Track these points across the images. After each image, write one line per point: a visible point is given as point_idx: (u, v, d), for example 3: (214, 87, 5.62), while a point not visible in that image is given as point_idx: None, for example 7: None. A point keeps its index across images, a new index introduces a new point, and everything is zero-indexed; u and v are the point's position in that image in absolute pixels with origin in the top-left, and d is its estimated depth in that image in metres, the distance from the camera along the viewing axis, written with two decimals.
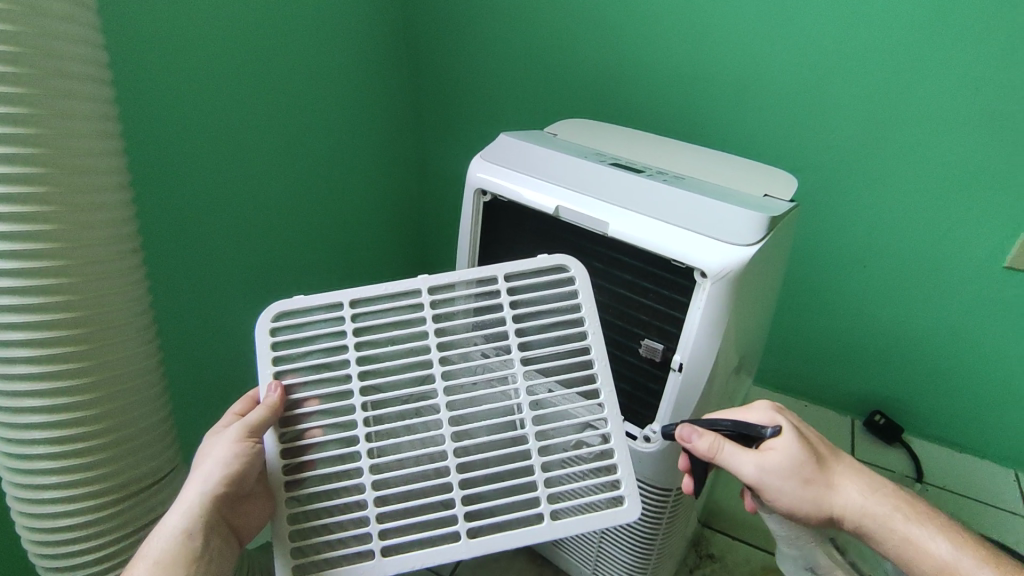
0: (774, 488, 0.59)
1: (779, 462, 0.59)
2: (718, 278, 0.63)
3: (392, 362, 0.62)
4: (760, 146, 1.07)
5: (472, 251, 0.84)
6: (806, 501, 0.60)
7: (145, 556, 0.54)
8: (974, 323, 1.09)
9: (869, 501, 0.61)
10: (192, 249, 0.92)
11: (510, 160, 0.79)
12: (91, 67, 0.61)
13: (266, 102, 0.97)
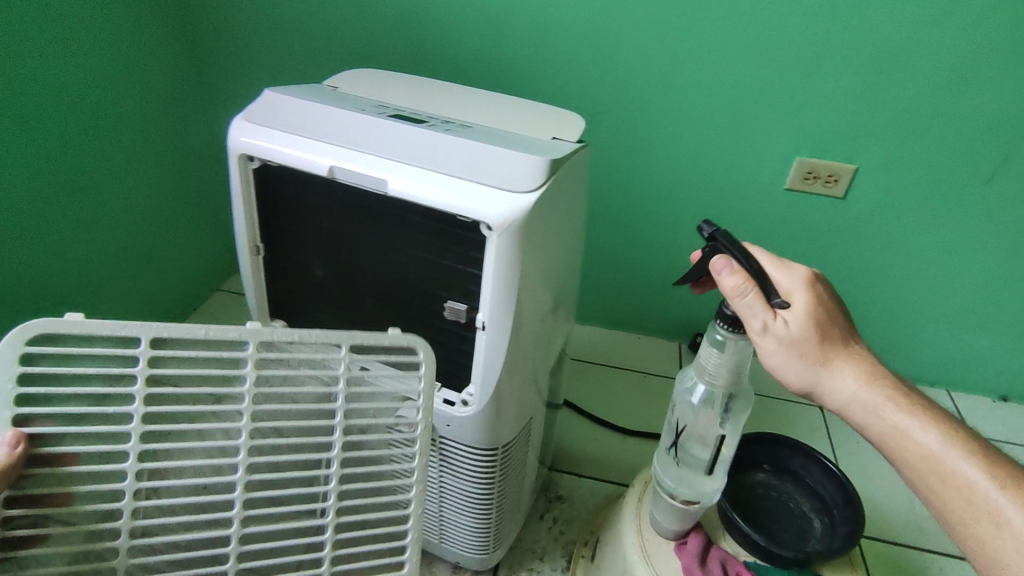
0: (768, 346, 0.61)
1: (784, 327, 0.60)
2: (503, 230, 0.60)
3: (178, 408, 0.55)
4: (565, 83, 1.11)
5: (252, 228, 0.75)
6: (802, 373, 0.60)
7: None
8: (764, 241, 1.23)
9: (856, 396, 0.60)
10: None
11: (276, 119, 0.69)
12: None
13: None
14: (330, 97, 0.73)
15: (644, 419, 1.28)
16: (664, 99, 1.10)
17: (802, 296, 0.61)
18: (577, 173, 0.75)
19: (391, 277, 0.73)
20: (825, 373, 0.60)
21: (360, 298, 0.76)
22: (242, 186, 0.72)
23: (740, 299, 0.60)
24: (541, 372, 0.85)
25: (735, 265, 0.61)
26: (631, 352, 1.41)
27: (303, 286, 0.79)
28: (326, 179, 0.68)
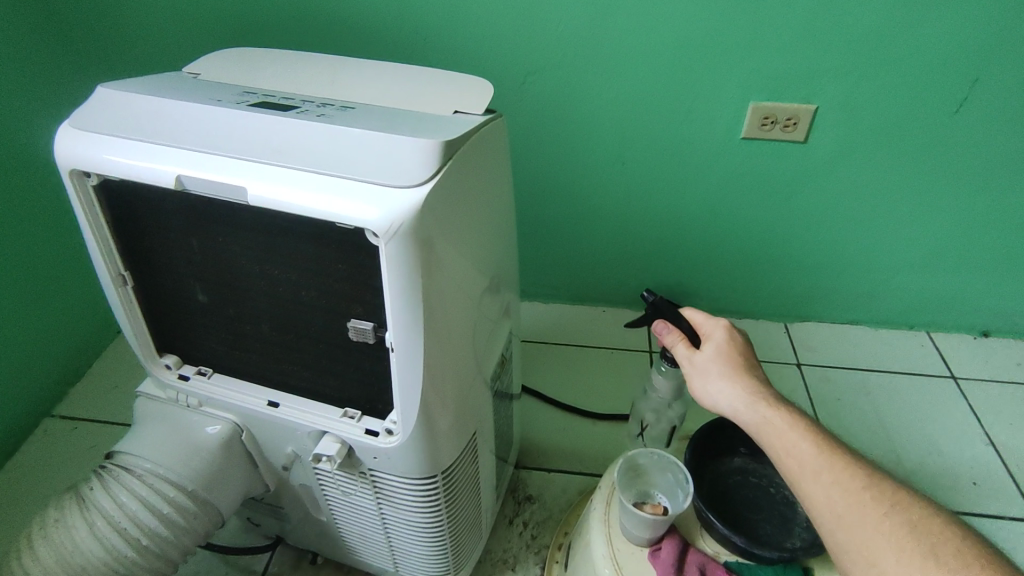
0: (691, 378, 0.65)
1: (699, 358, 0.64)
2: (390, 237, 0.48)
3: None
4: (488, 45, 0.98)
5: (111, 256, 0.63)
6: (707, 392, 0.63)
7: None
8: (724, 195, 1.14)
9: (739, 399, 0.60)
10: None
11: (110, 123, 0.56)
12: None
13: None
14: (182, 88, 0.60)
15: (616, 400, 1.19)
16: (599, 52, 0.97)
17: (715, 331, 0.66)
18: (492, 151, 0.63)
19: (284, 297, 0.61)
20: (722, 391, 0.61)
21: (254, 324, 0.65)
22: (86, 209, 0.59)
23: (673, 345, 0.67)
24: (482, 378, 0.75)
25: (673, 327, 0.68)
26: (597, 327, 1.31)
27: (189, 315, 0.67)
28: (182, 192, 0.56)
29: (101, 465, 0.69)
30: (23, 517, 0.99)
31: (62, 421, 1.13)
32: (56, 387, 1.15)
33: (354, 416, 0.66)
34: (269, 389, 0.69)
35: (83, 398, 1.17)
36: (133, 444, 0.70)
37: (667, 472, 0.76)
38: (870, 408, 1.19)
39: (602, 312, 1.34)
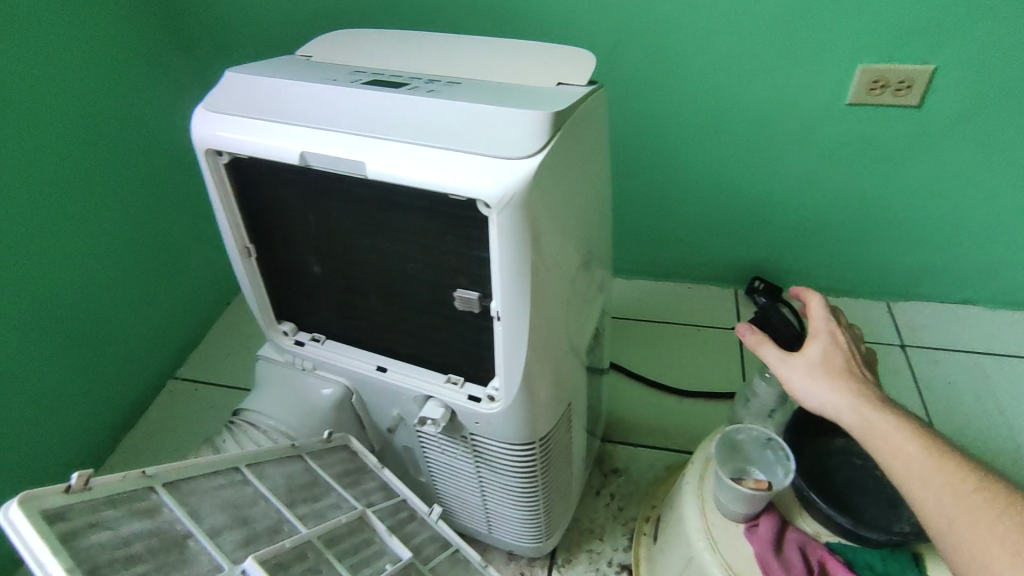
0: (788, 379, 0.61)
1: (801, 360, 0.61)
2: (502, 208, 0.50)
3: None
4: (576, 17, 0.98)
5: (239, 229, 0.68)
6: (813, 395, 0.60)
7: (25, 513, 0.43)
8: (822, 166, 1.08)
9: (848, 404, 0.57)
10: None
11: (239, 104, 0.60)
12: None
13: None
14: (300, 70, 0.64)
15: (704, 378, 1.17)
16: (695, 17, 0.94)
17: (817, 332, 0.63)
18: (594, 122, 0.63)
19: (393, 268, 0.64)
20: (831, 395, 0.58)
21: (365, 293, 0.68)
22: (218, 185, 0.64)
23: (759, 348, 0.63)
24: (578, 349, 0.75)
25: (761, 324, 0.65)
26: (681, 305, 1.29)
27: (305, 285, 0.72)
28: (303, 167, 0.60)
29: (231, 420, 0.77)
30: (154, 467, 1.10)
31: (184, 382, 1.24)
32: (178, 352, 1.26)
33: (457, 382, 0.69)
34: (378, 355, 0.73)
35: (200, 362, 1.28)
36: (259, 404, 0.76)
37: (765, 449, 0.75)
38: (984, 393, 1.11)
39: (687, 289, 1.32)
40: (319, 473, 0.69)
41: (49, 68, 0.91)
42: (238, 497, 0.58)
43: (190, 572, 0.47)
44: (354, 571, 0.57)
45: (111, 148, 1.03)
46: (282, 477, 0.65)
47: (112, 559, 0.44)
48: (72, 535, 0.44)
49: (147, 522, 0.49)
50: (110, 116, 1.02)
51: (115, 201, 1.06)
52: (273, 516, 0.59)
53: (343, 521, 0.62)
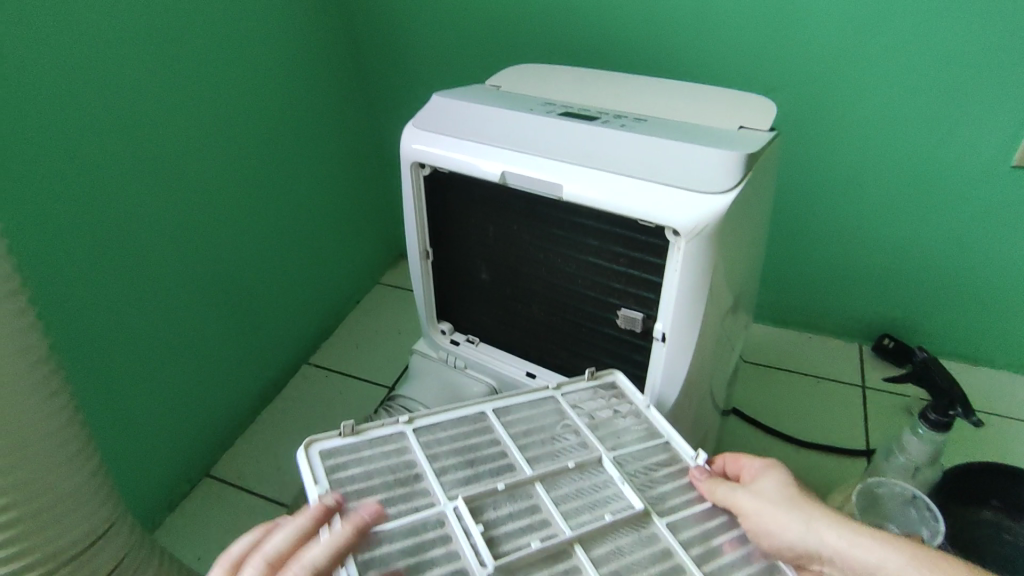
0: (762, 519, 0.50)
1: (776, 496, 0.51)
2: (691, 237, 0.54)
3: (494, 522, 0.51)
4: (735, 66, 1.00)
5: (423, 234, 0.76)
6: (804, 533, 0.48)
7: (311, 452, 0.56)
8: (977, 228, 1.04)
9: (840, 536, 0.47)
10: (126, 259, 0.88)
11: (448, 125, 0.69)
12: None
13: (204, 93, 0.94)
14: (498, 98, 0.72)
15: (825, 429, 1.13)
16: (861, 69, 0.95)
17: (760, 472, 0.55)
18: (767, 165, 0.66)
19: (560, 282, 0.70)
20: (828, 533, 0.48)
21: (527, 302, 0.74)
22: (414, 192, 0.72)
23: (715, 491, 0.53)
24: (718, 380, 0.77)
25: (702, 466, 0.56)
26: (803, 354, 1.26)
27: (471, 290, 0.79)
28: (496, 184, 0.67)
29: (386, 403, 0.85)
30: (288, 441, 1.19)
31: (316, 368, 1.34)
32: (313, 339, 1.37)
33: None
34: (527, 362, 0.78)
35: (331, 352, 1.38)
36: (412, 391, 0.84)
37: (908, 508, 0.72)
38: None
39: (808, 339, 1.29)
40: (569, 416, 0.63)
41: (261, 80, 1.05)
42: (472, 440, 0.59)
43: (410, 506, 0.51)
44: (568, 515, 0.52)
45: (293, 152, 1.16)
46: (526, 421, 0.62)
47: (359, 488, 0.53)
48: (336, 470, 0.54)
49: (388, 461, 0.56)
50: (296, 123, 1.16)
51: (289, 198, 1.18)
52: (502, 457, 0.57)
53: (569, 465, 0.56)
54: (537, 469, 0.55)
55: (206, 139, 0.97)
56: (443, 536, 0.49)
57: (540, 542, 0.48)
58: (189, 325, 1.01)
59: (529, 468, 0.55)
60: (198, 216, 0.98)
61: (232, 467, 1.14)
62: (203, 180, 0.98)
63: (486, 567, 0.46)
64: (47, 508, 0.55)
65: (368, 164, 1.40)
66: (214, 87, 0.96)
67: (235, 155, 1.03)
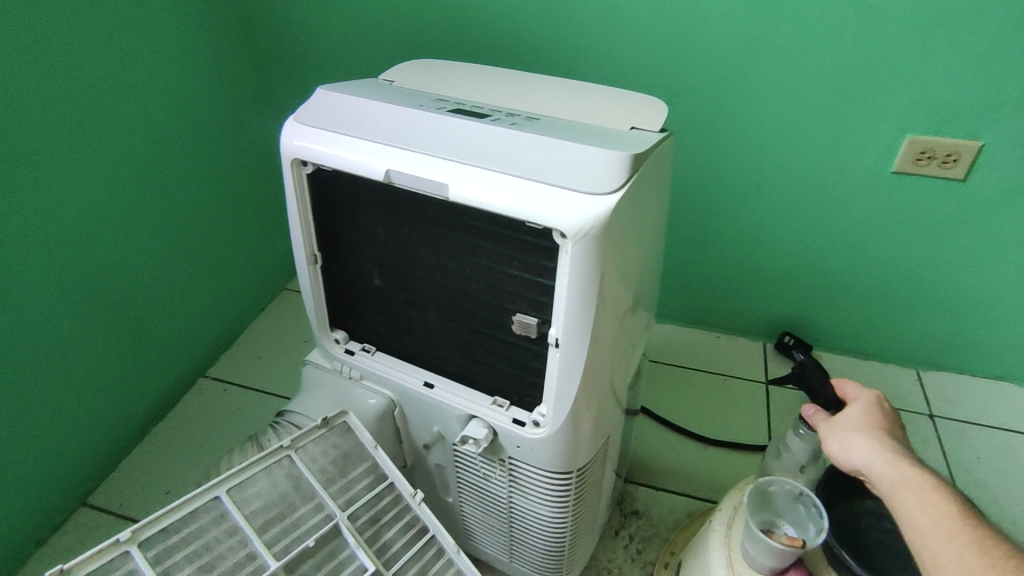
0: (834, 446, 0.61)
1: (849, 418, 0.62)
2: (578, 239, 0.52)
3: None
4: (637, 72, 1.01)
5: (309, 237, 0.71)
6: (852, 456, 0.59)
7: None
8: (861, 229, 1.10)
9: (867, 453, 0.58)
10: None
11: (329, 120, 0.64)
12: None
13: (54, 83, 0.85)
14: (388, 94, 0.68)
15: (730, 427, 1.17)
16: (750, 78, 0.98)
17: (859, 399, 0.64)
18: (661, 167, 0.66)
19: (454, 287, 0.67)
20: (847, 452, 0.59)
21: (422, 309, 0.71)
22: (297, 191, 0.67)
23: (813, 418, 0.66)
24: (620, 384, 0.77)
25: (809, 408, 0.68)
26: (711, 353, 1.30)
27: (364, 297, 0.75)
28: (383, 184, 0.63)
29: (275, 420, 0.79)
30: (179, 463, 1.10)
31: (213, 380, 1.25)
32: (212, 350, 1.28)
33: (503, 405, 0.70)
34: (425, 370, 0.75)
35: (231, 363, 1.29)
36: (302, 406, 0.78)
37: (797, 502, 0.74)
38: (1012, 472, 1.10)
39: (717, 338, 1.32)
40: (303, 475, 0.65)
41: (128, 72, 0.97)
42: (210, 536, 0.59)
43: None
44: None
45: (176, 150, 1.08)
46: (259, 492, 0.63)
47: None
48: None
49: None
50: (177, 120, 1.08)
51: (173, 199, 1.10)
52: (245, 545, 0.59)
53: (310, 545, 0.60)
54: (280, 559, 0.59)
55: (58, 135, 0.88)
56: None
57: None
58: (47, 342, 0.92)
59: (274, 559, 0.59)
60: (56, 221, 0.90)
61: (114, 494, 1.05)
62: (58, 182, 0.89)
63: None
64: None
65: (268, 164, 1.32)
66: (68, 78, 0.87)
67: (98, 154, 0.94)
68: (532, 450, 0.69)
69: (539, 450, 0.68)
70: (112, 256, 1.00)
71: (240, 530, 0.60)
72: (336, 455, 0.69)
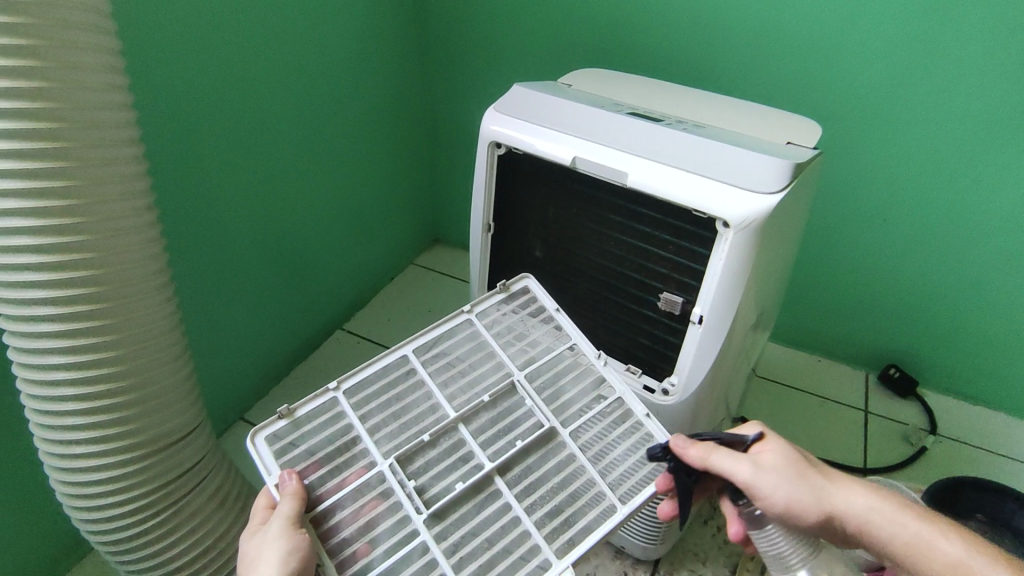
0: (771, 490, 0.57)
1: (776, 461, 0.58)
2: (741, 229, 0.62)
3: (427, 455, 0.62)
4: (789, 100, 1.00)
5: (488, 209, 0.84)
6: (801, 497, 0.57)
7: (264, 551, 0.53)
8: (1003, 287, 1.05)
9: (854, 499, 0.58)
10: (200, 220, 0.93)
11: (526, 113, 0.77)
12: (106, 72, 0.55)
13: (276, 71, 0.98)
14: (572, 96, 0.80)
15: (830, 446, 1.16)
16: (910, 121, 0.95)
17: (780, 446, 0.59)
18: (810, 181, 0.73)
19: (610, 264, 0.77)
20: (829, 493, 0.58)
21: (575, 281, 0.82)
22: (487, 168, 0.80)
23: (713, 455, 0.58)
24: (736, 374, 0.85)
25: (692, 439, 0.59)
26: (812, 376, 1.28)
27: (523, 266, 0.87)
28: (565, 168, 0.74)
29: None
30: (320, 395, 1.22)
31: (349, 333, 1.34)
32: (350, 307, 1.38)
33: (635, 372, 0.79)
34: None
35: (366, 319, 1.38)
36: None
37: None
38: None
39: (817, 362, 1.31)
40: (484, 337, 0.71)
41: (332, 64, 1.09)
42: (399, 390, 0.66)
43: (353, 472, 0.59)
44: (487, 447, 0.63)
45: (353, 134, 1.21)
46: (444, 354, 0.69)
47: (305, 466, 0.59)
48: (283, 453, 0.59)
49: (328, 429, 0.62)
50: (360, 109, 1.20)
51: (342, 177, 1.21)
52: (430, 399, 0.66)
53: (486, 401, 0.65)
54: (459, 411, 0.64)
55: (275, 117, 1.01)
56: (385, 491, 0.59)
57: (465, 485, 0.59)
58: (246, 284, 1.06)
59: (453, 410, 0.64)
60: (267, 187, 1.04)
61: (265, 412, 1.16)
62: (270, 154, 1.02)
63: (422, 516, 0.57)
64: (146, 397, 0.62)
65: (418, 154, 1.43)
66: (289, 67, 1.00)
67: (301, 134, 1.07)
68: (659, 416, 0.78)
69: (667, 418, 0.77)
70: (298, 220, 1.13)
71: (425, 386, 0.66)
72: (512, 324, 0.73)
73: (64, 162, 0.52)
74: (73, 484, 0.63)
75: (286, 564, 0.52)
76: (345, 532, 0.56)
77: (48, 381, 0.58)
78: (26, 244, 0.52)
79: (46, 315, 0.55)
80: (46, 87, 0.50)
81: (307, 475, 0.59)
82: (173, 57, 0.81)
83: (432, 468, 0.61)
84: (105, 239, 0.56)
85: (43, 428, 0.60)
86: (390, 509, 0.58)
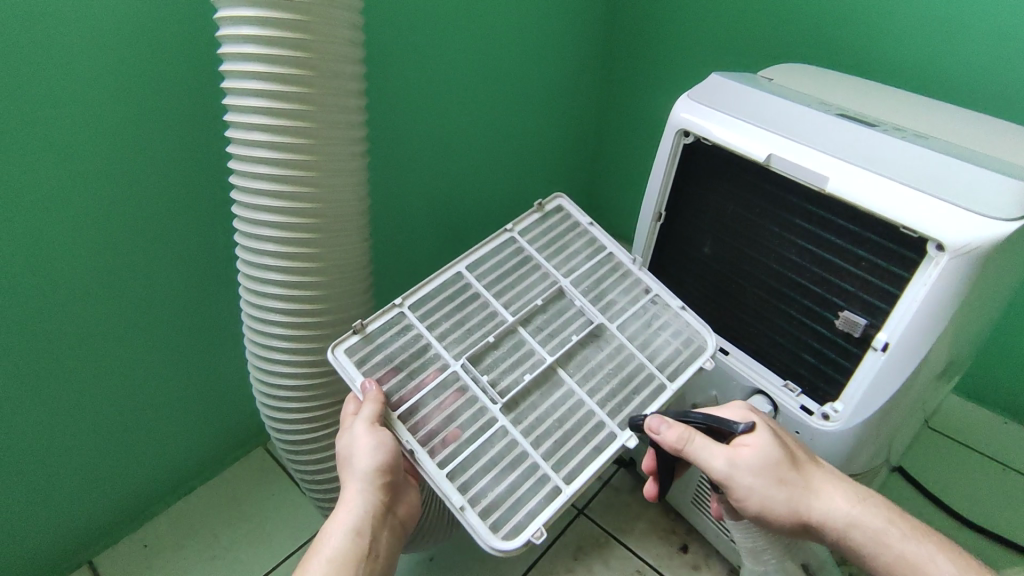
0: (747, 485, 0.59)
1: (756, 458, 0.58)
2: (958, 255, 0.56)
3: (501, 360, 0.71)
4: None
5: (662, 198, 0.82)
6: (779, 496, 0.59)
7: (355, 450, 0.64)
8: None
9: (835, 501, 0.59)
10: (391, 178, 1.01)
11: (721, 103, 0.74)
12: (346, 31, 0.61)
13: (473, 44, 1.02)
14: (775, 90, 0.76)
15: (1011, 525, 1.00)
16: None
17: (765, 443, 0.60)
18: None
19: (785, 271, 0.73)
20: (808, 495, 0.59)
21: (742, 283, 0.79)
22: (670, 156, 0.79)
23: (692, 443, 0.59)
24: (912, 414, 0.77)
25: (670, 420, 0.61)
26: (997, 440, 1.12)
27: (688, 261, 0.85)
28: (758, 165, 0.71)
29: None
30: None
31: None
32: None
33: (793, 390, 0.75)
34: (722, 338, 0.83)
35: None
36: None
37: None
38: None
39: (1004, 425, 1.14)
40: (527, 252, 0.79)
41: (524, 41, 1.11)
42: (464, 304, 0.74)
43: (429, 374, 0.68)
44: (546, 343, 0.72)
45: (531, 111, 1.23)
46: (492, 268, 0.77)
47: (381, 372, 0.68)
48: (362, 362, 0.68)
49: (404, 339, 0.70)
50: (542, 86, 1.22)
51: (515, 151, 1.25)
52: (486, 307, 0.74)
53: (540, 304, 0.74)
54: (515, 315, 0.73)
55: (466, 88, 1.05)
56: (461, 386, 0.68)
57: (531, 375, 0.69)
58: (414, 243, 1.13)
59: (511, 315, 0.73)
60: (447, 155, 1.09)
61: None
62: (455, 124, 1.07)
63: (497, 405, 0.67)
64: (334, 321, 0.71)
65: (585, 137, 1.43)
66: (487, 41, 1.04)
67: (484, 106, 1.11)
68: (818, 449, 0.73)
69: (828, 450, 0.72)
70: (467, 187, 1.18)
71: (480, 297, 0.75)
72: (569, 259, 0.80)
73: (307, 106, 0.60)
74: (265, 386, 0.73)
75: (376, 454, 0.64)
76: (433, 424, 0.66)
77: (261, 294, 0.67)
78: (272, 173, 0.61)
79: (273, 236, 0.64)
80: (302, 39, 0.57)
81: (384, 381, 0.68)
82: (389, 24, 0.87)
83: (501, 363, 0.70)
84: (326, 176, 0.63)
85: (251, 332, 0.71)
86: (468, 402, 0.67)
